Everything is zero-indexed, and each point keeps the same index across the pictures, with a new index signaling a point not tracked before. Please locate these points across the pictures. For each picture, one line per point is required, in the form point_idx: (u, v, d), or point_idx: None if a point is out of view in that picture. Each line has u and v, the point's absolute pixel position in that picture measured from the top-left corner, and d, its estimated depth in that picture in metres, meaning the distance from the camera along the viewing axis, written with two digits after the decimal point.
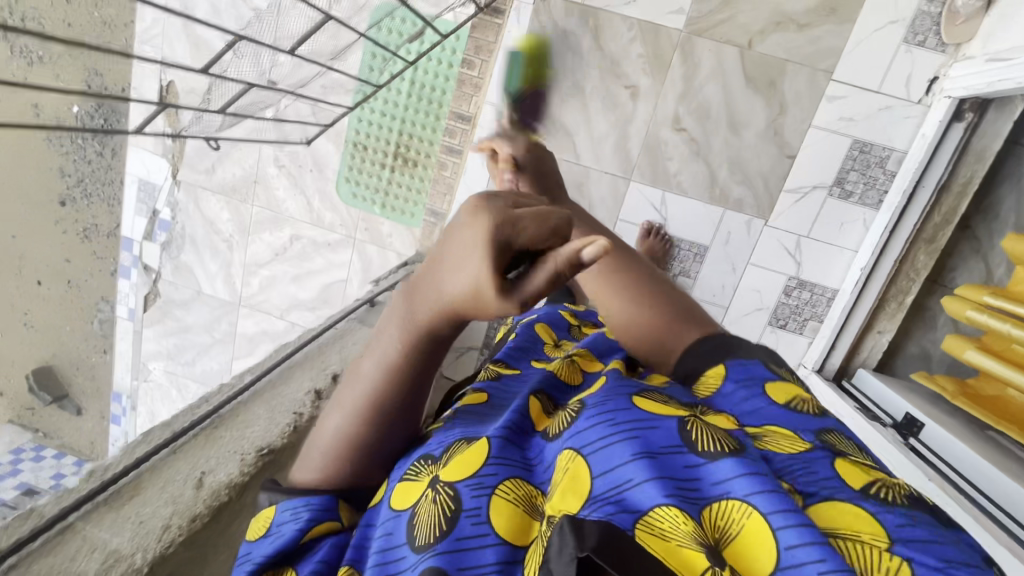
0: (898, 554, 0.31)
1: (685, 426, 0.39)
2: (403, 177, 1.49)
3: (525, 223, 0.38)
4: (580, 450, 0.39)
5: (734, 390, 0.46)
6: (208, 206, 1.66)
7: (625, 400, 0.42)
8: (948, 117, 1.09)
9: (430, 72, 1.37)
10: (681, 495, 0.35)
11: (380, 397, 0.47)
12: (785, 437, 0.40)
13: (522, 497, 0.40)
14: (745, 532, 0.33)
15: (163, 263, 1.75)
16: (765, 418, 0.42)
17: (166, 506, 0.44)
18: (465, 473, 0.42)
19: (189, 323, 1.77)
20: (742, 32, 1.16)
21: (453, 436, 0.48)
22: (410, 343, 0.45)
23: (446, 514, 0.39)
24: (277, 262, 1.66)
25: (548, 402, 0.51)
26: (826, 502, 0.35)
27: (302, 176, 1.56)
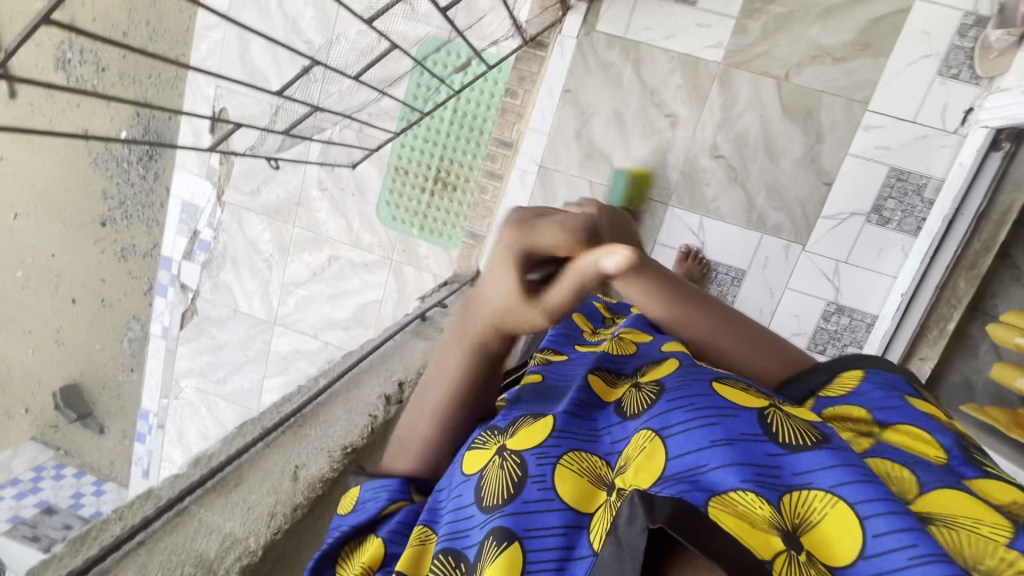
0: (1015, 549, 0.35)
1: (766, 421, 0.41)
2: (442, 201, 1.54)
3: (542, 239, 0.42)
4: (657, 432, 0.42)
5: (871, 391, 0.50)
6: (251, 227, 1.70)
7: (703, 386, 0.45)
8: (985, 146, 1.11)
9: (475, 101, 1.43)
10: (760, 482, 0.36)
11: (447, 406, 0.50)
12: (920, 441, 0.44)
13: (585, 469, 0.42)
14: (828, 519, 0.34)
15: (204, 279, 1.77)
16: (902, 419, 0.46)
17: (269, 495, 0.53)
18: (529, 443, 0.44)
19: (223, 341, 1.80)
20: (779, 64, 1.20)
21: (518, 411, 0.49)
22: (469, 356, 0.48)
23: (513, 480, 0.41)
24: (314, 282, 1.69)
25: (612, 376, 0.55)
26: (942, 492, 0.39)
27: (343, 199, 1.61)
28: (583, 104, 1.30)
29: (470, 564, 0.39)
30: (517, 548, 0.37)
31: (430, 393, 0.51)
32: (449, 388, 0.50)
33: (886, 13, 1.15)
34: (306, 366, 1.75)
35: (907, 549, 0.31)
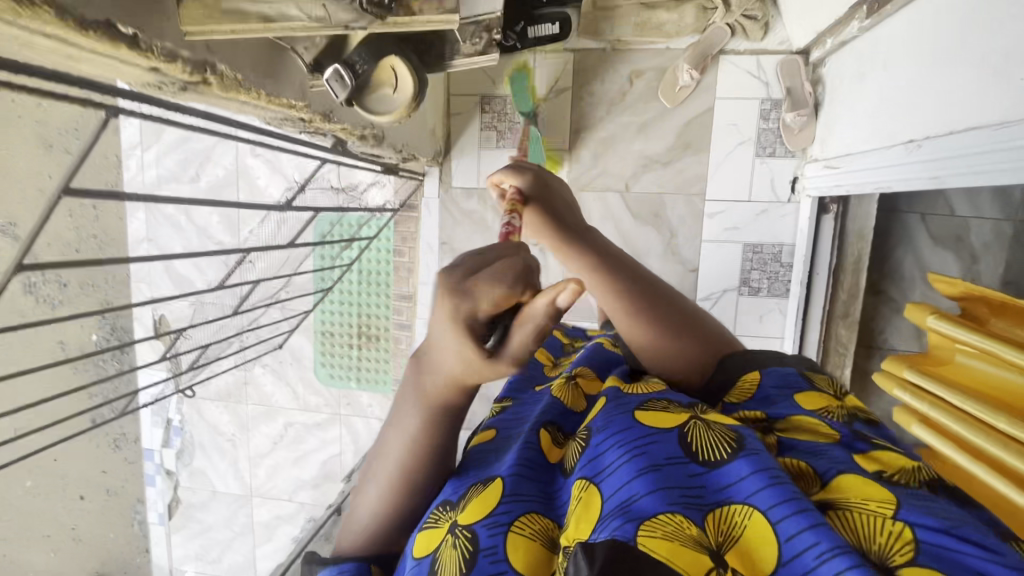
0: (900, 518, 0.39)
1: (685, 440, 0.48)
2: (369, 352, 1.65)
3: (488, 296, 0.49)
4: (591, 480, 0.48)
5: (771, 393, 0.58)
6: (210, 413, 1.83)
7: (626, 420, 0.53)
8: (815, 212, 1.21)
9: (373, 261, 1.55)
10: (683, 504, 0.42)
11: (410, 473, 0.57)
12: (812, 431, 0.52)
13: (538, 531, 0.49)
14: (750, 528, 0.40)
15: (180, 468, 1.89)
16: (793, 412, 0.55)
17: None
18: (479, 514, 0.50)
19: (210, 522, 1.89)
20: (617, 179, 1.32)
21: (464, 484, 0.56)
22: (429, 415, 0.56)
23: (466, 555, 0.47)
24: (276, 450, 1.79)
25: (559, 433, 0.62)
26: (840, 477, 0.44)
27: (284, 369, 1.73)
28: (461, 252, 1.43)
29: None
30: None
31: (396, 456, 0.58)
32: (414, 452, 0.57)
33: (694, 116, 1.27)
34: (289, 529, 1.83)
35: (813, 547, 0.36)
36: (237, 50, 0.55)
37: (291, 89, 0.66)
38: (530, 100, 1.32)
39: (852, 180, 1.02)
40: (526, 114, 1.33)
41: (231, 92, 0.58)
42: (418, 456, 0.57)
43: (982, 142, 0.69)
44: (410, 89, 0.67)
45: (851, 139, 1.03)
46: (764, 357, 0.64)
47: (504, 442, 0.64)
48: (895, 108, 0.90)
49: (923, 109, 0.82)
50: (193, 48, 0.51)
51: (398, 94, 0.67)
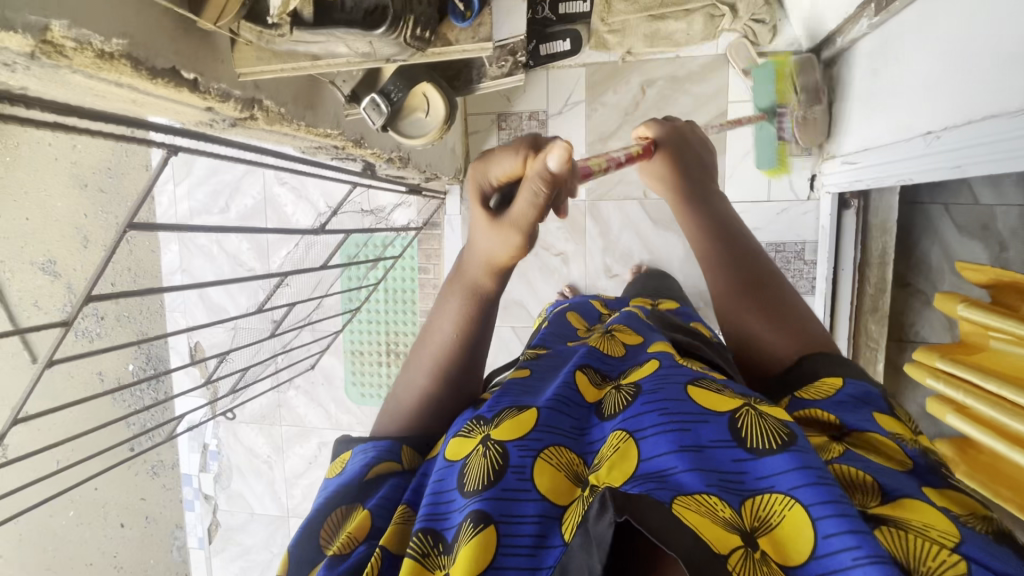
0: (958, 553, 0.37)
1: (736, 425, 0.47)
2: (398, 368, 1.68)
3: (499, 166, 0.54)
4: (631, 434, 0.48)
5: (845, 400, 0.56)
6: (246, 436, 1.87)
7: (676, 390, 0.51)
8: (836, 208, 1.23)
9: (399, 278, 1.59)
10: (722, 487, 0.43)
11: (445, 356, 0.61)
12: (884, 455, 0.49)
13: (563, 463, 0.49)
14: (784, 521, 0.40)
15: (217, 492, 1.95)
16: (870, 428, 0.52)
17: None
18: (512, 435, 0.50)
19: (249, 544, 1.92)
20: (635, 187, 1.34)
21: (503, 403, 0.56)
22: (467, 299, 0.60)
23: (494, 467, 0.48)
24: (311, 470, 1.82)
25: (596, 376, 0.62)
26: (908, 502, 0.42)
27: (316, 391, 1.77)
28: None
29: (446, 543, 0.46)
30: (494, 531, 0.44)
31: (434, 339, 0.61)
32: (450, 335, 0.61)
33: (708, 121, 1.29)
34: None
35: (850, 550, 0.37)
36: (279, 86, 0.59)
37: (327, 120, 0.70)
38: (545, 115, 1.36)
39: (873, 174, 1.02)
40: (542, 128, 1.37)
41: (274, 125, 0.62)
42: (455, 340, 0.61)
43: (999, 131, 0.70)
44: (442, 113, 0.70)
45: (866, 135, 1.04)
46: (848, 368, 0.61)
47: (542, 376, 0.64)
48: (909, 102, 0.91)
49: (939, 100, 0.83)
50: (244, 88, 0.54)
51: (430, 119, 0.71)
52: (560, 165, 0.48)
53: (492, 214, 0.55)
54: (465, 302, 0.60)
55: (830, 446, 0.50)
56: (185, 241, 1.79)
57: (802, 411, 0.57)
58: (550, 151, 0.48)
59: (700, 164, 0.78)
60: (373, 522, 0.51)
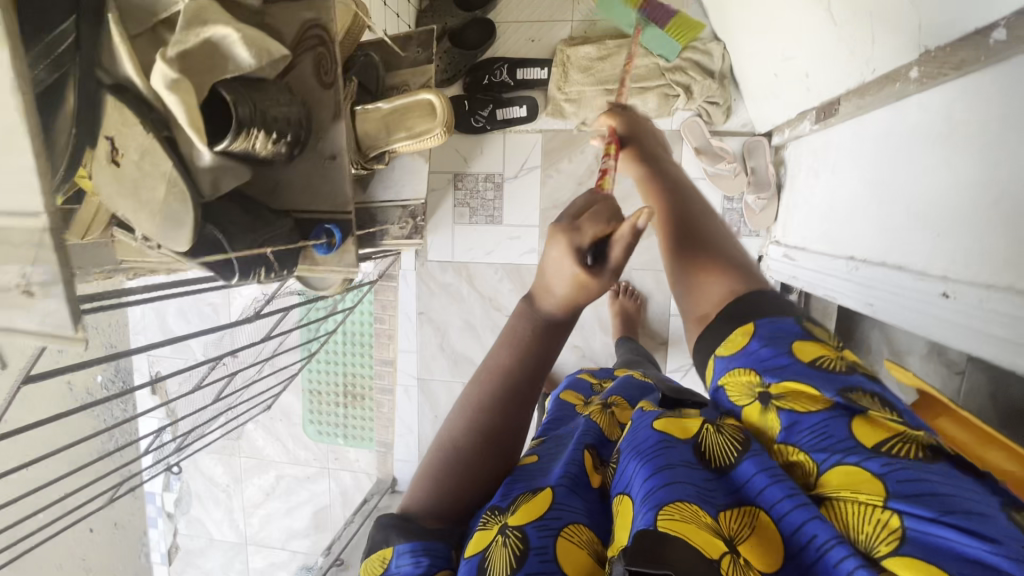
0: (891, 508, 0.36)
1: (699, 445, 0.47)
2: (355, 410, 1.69)
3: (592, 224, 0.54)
4: (622, 490, 0.47)
5: (761, 346, 0.46)
6: (206, 465, 1.89)
7: (643, 428, 0.50)
8: (780, 295, 1.21)
9: (357, 323, 1.59)
10: (701, 497, 0.42)
11: (495, 403, 0.57)
12: (804, 398, 0.43)
13: (585, 541, 0.49)
14: (760, 525, 0.40)
15: (178, 514, 1.95)
16: (789, 372, 0.44)
17: None
18: (529, 517, 0.50)
19: (208, 568, 1.95)
20: None
21: (517, 487, 0.55)
22: (524, 346, 0.57)
23: (516, 553, 0.47)
24: (269, 501, 1.85)
25: (595, 453, 0.61)
26: (838, 467, 0.39)
27: (274, 426, 1.78)
28: (438, 322, 1.49)
29: None
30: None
31: (482, 385, 0.58)
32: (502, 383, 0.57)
33: None
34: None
35: (815, 539, 0.37)
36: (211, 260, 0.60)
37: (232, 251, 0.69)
38: (501, 178, 1.36)
39: (807, 278, 1.03)
40: (497, 191, 1.37)
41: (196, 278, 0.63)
42: (506, 395, 0.56)
43: (904, 284, 0.71)
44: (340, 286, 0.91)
45: (806, 232, 1.05)
46: (762, 302, 0.49)
47: (542, 457, 0.63)
48: (839, 219, 0.93)
49: (862, 230, 0.84)
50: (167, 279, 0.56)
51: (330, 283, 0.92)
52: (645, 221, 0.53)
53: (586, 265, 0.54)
54: (527, 341, 0.57)
55: (763, 410, 0.45)
56: None
57: (728, 380, 0.48)
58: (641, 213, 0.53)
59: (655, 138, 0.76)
60: None
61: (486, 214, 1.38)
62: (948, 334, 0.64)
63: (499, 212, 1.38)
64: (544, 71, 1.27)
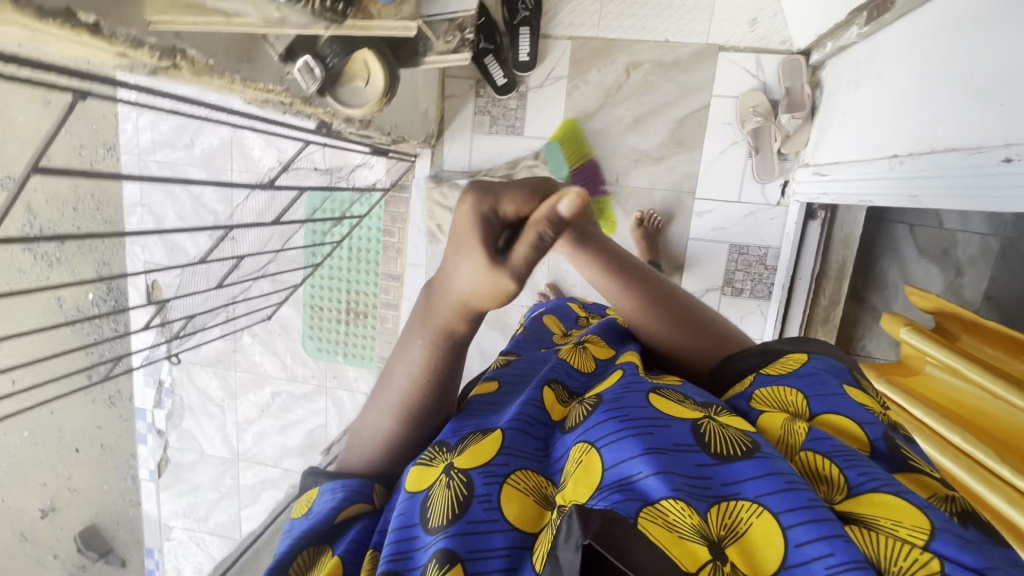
0: (931, 550, 0.37)
1: (699, 431, 0.49)
2: (356, 328, 1.67)
3: (511, 199, 0.51)
4: (592, 446, 0.50)
5: (811, 373, 0.55)
6: (200, 378, 1.86)
7: (638, 399, 0.53)
8: (801, 218, 1.22)
9: (364, 238, 1.58)
10: (687, 492, 0.43)
11: (411, 394, 0.60)
12: (847, 431, 0.49)
13: (531, 487, 0.52)
14: (751, 529, 0.41)
15: (169, 429, 1.93)
16: (840, 403, 0.51)
17: None
18: (477, 462, 0.53)
19: (198, 482, 1.94)
20: (608, 172, 1.32)
21: (468, 428, 0.59)
22: (432, 337, 0.59)
23: (459, 499, 0.50)
24: (264, 417, 1.86)
25: (562, 393, 0.64)
26: (872, 493, 0.42)
27: (273, 341, 1.76)
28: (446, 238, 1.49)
29: None
30: (462, 568, 0.45)
31: (394, 378, 0.62)
32: (410, 376, 0.60)
33: (688, 112, 1.26)
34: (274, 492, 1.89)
35: (823, 559, 0.37)
36: (208, 37, 0.57)
37: (268, 74, 0.68)
38: (525, 87, 1.31)
39: (838, 190, 1.02)
40: (521, 101, 1.32)
41: (202, 75, 0.60)
42: (416, 385, 0.60)
43: (958, 166, 0.69)
44: (381, 83, 0.77)
45: (839, 147, 1.04)
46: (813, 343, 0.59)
47: (507, 394, 0.67)
48: (882, 120, 0.90)
49: (903, 128, 0.83)
50: (161, 36, 0.53)
51: (369, 87, 0.77)
52: (572, 211, 0.50)
53: (492, 260, 0.51)
54: (426, 338, 0.59)
55: (796, 421, 0.50)
56: (145, 172, 1.71)
57: (758, 395, 0.55)
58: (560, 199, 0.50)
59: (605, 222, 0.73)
60: (345, 568, 0.52)
61: (507, 126, 1.34)
62: (1007, 206, 0.61)
63: (520, 122, 1.33)
64: (554, 31, 1.28)
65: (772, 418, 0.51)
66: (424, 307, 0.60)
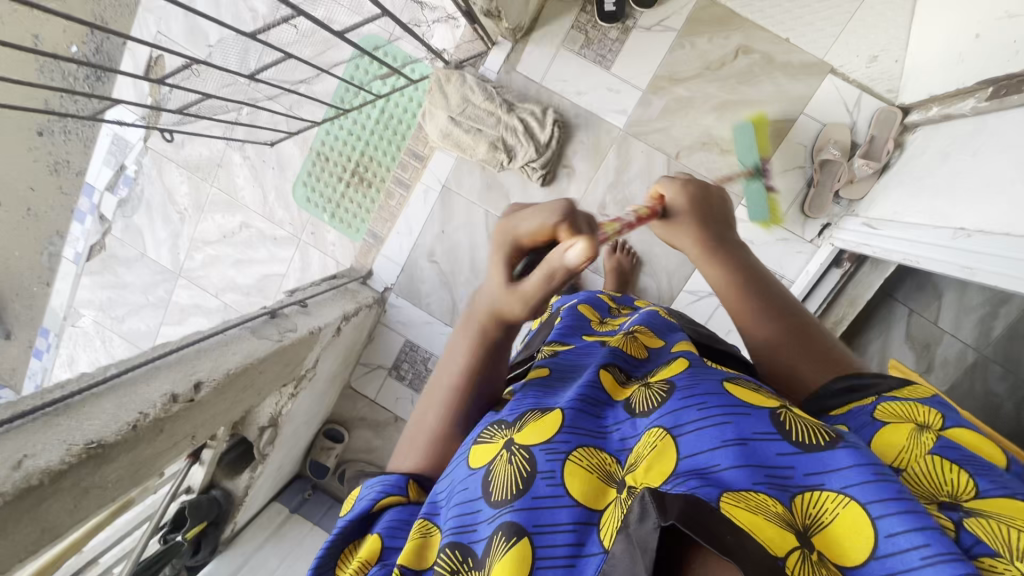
0: None
1: (778, 419, 0.44)
2: (355, 194, 1.56)
3: (528, 223, 0.53)
4: (668, 431, 0.45)
5: (941, 405, 0.49)
6: (170, 177, 1.72)
7: (714, 385, 0.49)
8: (828, 261, 1.24)
9: (401, 105, 1.46)
10: (769, 483, 0.39)
11: (455, 398, 0.59)
12: (976, 447, 0.44)
13: (595, 464, 0.48)
14: (837, 521, 0.37)
15: (116, 218, 1.78)
16: (956, 421, 0.46)
17: (48, 449, 0.58)
18: (540, 437, 0.49)
19: (127, 281, 1.82)
20: (673, 143, 1.28)
21: (525, 406, 0.55)
22: (474, 341, 0.59)
23: (522, 475, 0.47)
24: (222, 244, 1.72)
25: (620, 374, 0.60)
26: (1001, 497, 0.38)
27: (263, 171, 1.63)
28: None
29: (476, 559, 0.46)
30: (528, 543, 0.43)
31: (443, 373, 0.61)
32: (458, 373, 0.60)
33: (771, 119, 1.23)
34: (202, 320, 1.78)
35: (919, 547, 0.33)
36: None
37: None
38: (632, 23, 1.24)
39: (884, 244, 1.05)
40: (621, 35, 1.25)
41: None
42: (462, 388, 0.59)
43: None
44: None
45: (899, 206, 1.06)
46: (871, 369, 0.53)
47: (562, 379, 0.61)
48: (957, 193, 0.92)
49: (978, 203, 0.85)
50: None
51: None
52: (579, 261, 0.48)
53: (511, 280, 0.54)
54: (471, 341, 0.59)
55: (918, 430, 0.45)
56: None
57: (881, 408, 0.48)
58: (567, 246, 0.48)
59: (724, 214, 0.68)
60: (384, 543, 0.51)
61: (597, 54, 1.27)
62: None
63: (612, 56, 1.26)
64: None
65: (891, 431, 0.45)
66: (469, 311, 0.60)
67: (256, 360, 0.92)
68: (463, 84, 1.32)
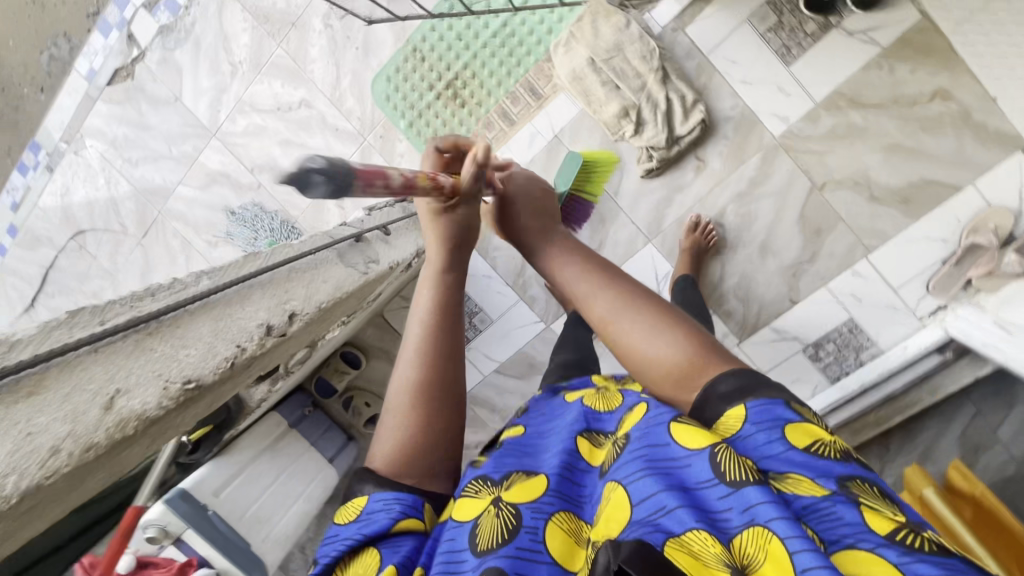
0: None
1: (714, 457, 0.41)
2: (442, 109, 1.36)
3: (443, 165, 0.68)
4: (619, 481, 0.44)
5: (756, 430, 0.43)
6: (231, 19, 1.45)
7: (661, 434, 0.45)
8: (932, 347, 1.16)
9: (527, 25, 1.25)
10: (710, 521, 0.39)
11: (422, 343, 0.59)
12: (808, 478, 0.40)
13: (571, 529, 0.45)
14: (766, 562, 0.35)
15: (152, 47, 1.52)
16: (793, 455, 0.41)
17: (144, 387, 0.45)
18: (526, 496, 0.46)
19: (151, 123, 1.58)
20: (822, 172, 1.15)
21: (510, 462, 0.51)
22: (433, 288, 0.63)
23: (508, 527, 0.43)
24: (273, 115, 1.49)
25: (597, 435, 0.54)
26: (859, 547, 0.35)
27: (344, 48, 1.40)
28: None
29: None
30: None
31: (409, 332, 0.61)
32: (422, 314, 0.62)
33: (937, 180, 1.11)
34: (228, 193, 1.58)
35: None
36: None
37: None
38: (836, 22, 1.06)
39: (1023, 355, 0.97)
40: (818, 31, 1.07)
41: None
42: (427, 335, 0.60)
43: None
44: None
45: None
46: (762, 385, 0.46)
47: (542, 425, 0.58)
48: None
49: None
50: None
51: None
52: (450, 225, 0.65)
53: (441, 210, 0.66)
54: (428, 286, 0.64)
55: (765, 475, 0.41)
56: None
57: (737, 412, 0.45)
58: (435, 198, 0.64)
59: (540, 201, 0.69)
60: None
61: (783, 44, 1.09)
62: None
63: (797, 52, 1.09)
64: None
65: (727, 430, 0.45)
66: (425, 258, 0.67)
67: (344, 296, 0.78)
68: (619, 27, 1.13)
